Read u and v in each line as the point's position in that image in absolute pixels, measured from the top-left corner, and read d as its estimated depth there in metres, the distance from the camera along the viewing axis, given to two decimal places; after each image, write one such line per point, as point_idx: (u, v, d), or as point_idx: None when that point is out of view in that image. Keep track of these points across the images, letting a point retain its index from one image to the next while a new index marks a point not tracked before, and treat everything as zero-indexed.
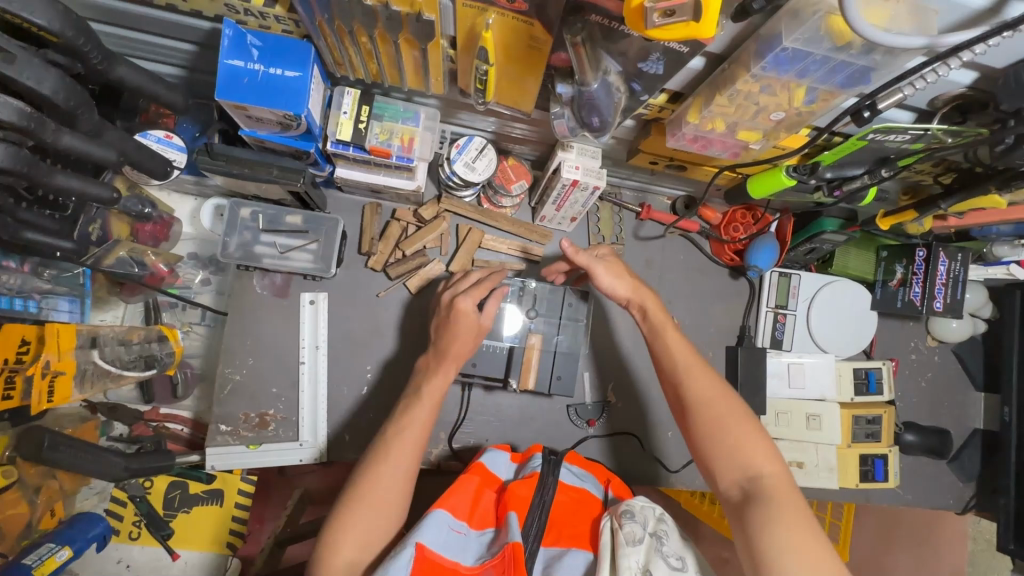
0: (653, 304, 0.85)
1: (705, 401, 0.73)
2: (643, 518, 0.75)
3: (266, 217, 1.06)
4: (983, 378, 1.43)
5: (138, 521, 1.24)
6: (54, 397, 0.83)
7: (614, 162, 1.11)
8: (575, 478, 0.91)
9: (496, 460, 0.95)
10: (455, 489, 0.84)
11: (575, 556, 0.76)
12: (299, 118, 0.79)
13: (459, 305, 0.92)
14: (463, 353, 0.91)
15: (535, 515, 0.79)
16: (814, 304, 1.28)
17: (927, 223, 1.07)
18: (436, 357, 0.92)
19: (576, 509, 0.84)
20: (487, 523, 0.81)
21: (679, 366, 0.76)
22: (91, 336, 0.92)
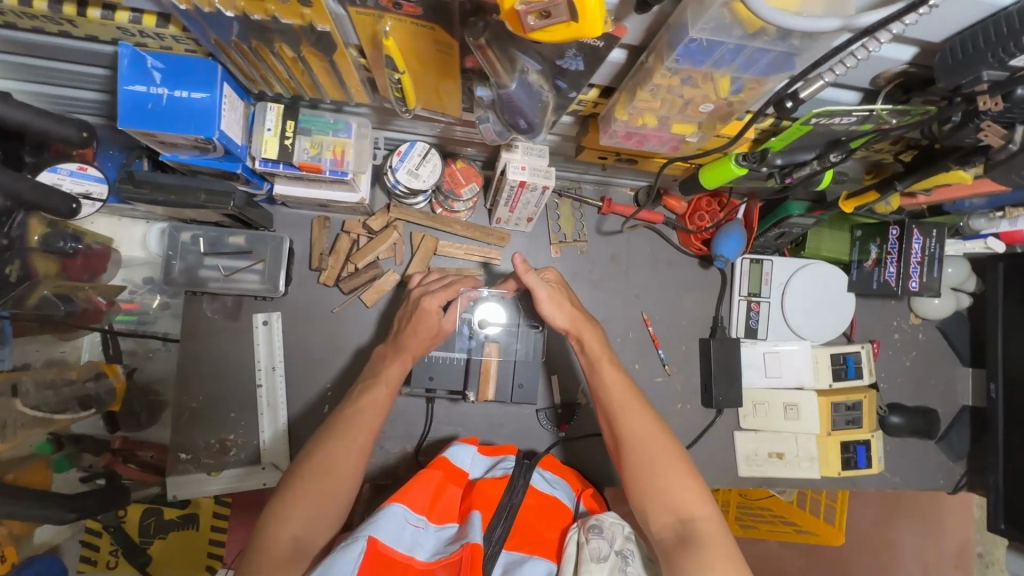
0: (592, 341, 0.90)
1: (640, 441, 0.79)
2: (612, 535, 0.73)
3: (208, 239, 1.03)
4: (970, 353, 1.39)
5: (114, 551, 1.23)
6: None
7: (565, 158, 1.07)
8: (546, 484, 0.88)
9: (460, 454, 0.93)
10: (415, 483, 0.80)
11: (537, 562, 0.72)
12: (213, 141, 0.75)
13: (424, 303, 0.92)
14: (421, 349, 0.93)
15: (500, 520, 0.76)
16: (788, 291, 1.24)
17: (898, 199, 1.01)
18: (394, 348, 0.94)
19: (545, 514, 0.81)
20: (448, 518, 0.78)
21: (615, 407, 0.83)
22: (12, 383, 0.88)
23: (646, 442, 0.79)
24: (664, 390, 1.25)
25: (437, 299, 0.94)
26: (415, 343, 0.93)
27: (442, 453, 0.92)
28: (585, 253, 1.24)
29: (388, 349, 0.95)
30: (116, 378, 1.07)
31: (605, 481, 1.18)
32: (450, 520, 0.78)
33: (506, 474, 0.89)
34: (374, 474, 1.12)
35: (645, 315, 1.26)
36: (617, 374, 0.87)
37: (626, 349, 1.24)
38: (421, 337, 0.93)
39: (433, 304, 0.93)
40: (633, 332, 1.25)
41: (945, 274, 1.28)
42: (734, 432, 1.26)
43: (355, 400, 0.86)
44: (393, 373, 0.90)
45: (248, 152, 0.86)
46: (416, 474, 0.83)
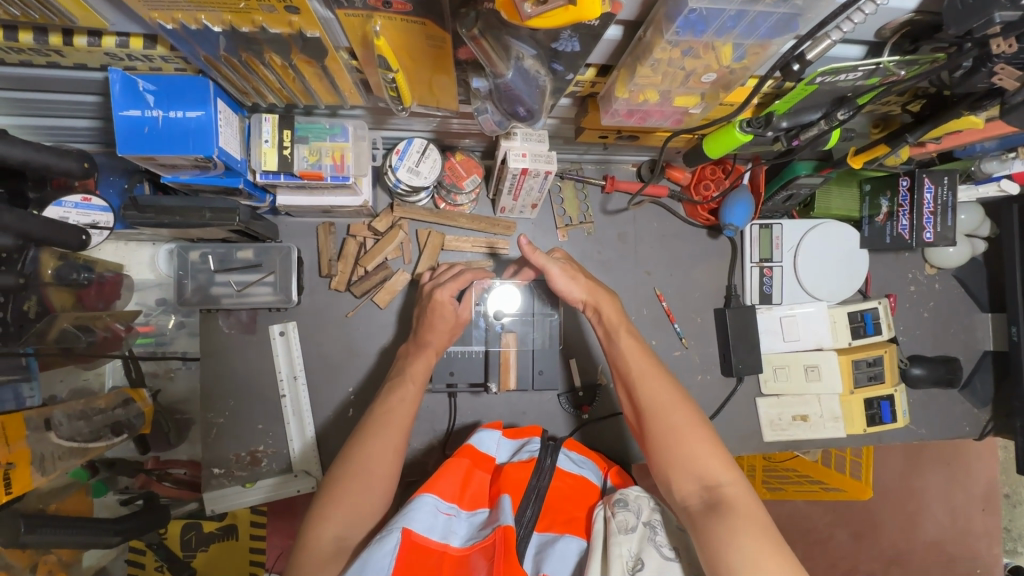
0: (609, 310, 0.90)
1: (661, 409, 0.77)
2: (638, 507, 0.74)
3: (216, 257, 1.03)
4: (988, 298, 1.38)
5: (160, 566, 1.27)
6: (12, 488, 0.75)
7: (565, 140, 1.05)
8: (572, 465, 0.90)
9: (485, 440, 0.93)
10: (444, 472, 0.80)
11: (568, 541, 0.73)
12: (212, 158, 0.75)
13: (436, 296, 0.95)
14: (442, 343, 0.95)
15: (529, 503, 0.77)
16: (800, 253, 1.22)
17: (906, 152, 0.99)
18: (415, 345, 0.95)
19: (573, 495, 0.83)
20: (479, 504, 0.79)
21: (634, 373, 0.82)
22: (43, 417, 0.85)
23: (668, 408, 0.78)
24: (683, 364, 1.25)
25: (449, 291, 0.96)
26: (436, 339, 0.94)
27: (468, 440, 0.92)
28: (593, 234, 1.23)
29: (410, 347, 0.96)
30: (143, 403, 1.08)
31: (632, 458, 1.19)
32: (481, 506, 0.78)
33: (533, 458, 0.90)
34: (404, 472, 1.13)
35: (659, 291, 1.25)
36: (635, 343, 0.86)
37: (640, 326, 1.24)
38: (445, 333, 0.95)
39: (445, 296, 0.96)
40: (647, 309, 1.25)
41: (958, 221, 1.26)
42: (755, 399, 1.26)
43: (383, 401, 0.85)
44: (418, 370, 0.90)
45: (248, 166, 0.86)
46: (444, 463, 0.84)
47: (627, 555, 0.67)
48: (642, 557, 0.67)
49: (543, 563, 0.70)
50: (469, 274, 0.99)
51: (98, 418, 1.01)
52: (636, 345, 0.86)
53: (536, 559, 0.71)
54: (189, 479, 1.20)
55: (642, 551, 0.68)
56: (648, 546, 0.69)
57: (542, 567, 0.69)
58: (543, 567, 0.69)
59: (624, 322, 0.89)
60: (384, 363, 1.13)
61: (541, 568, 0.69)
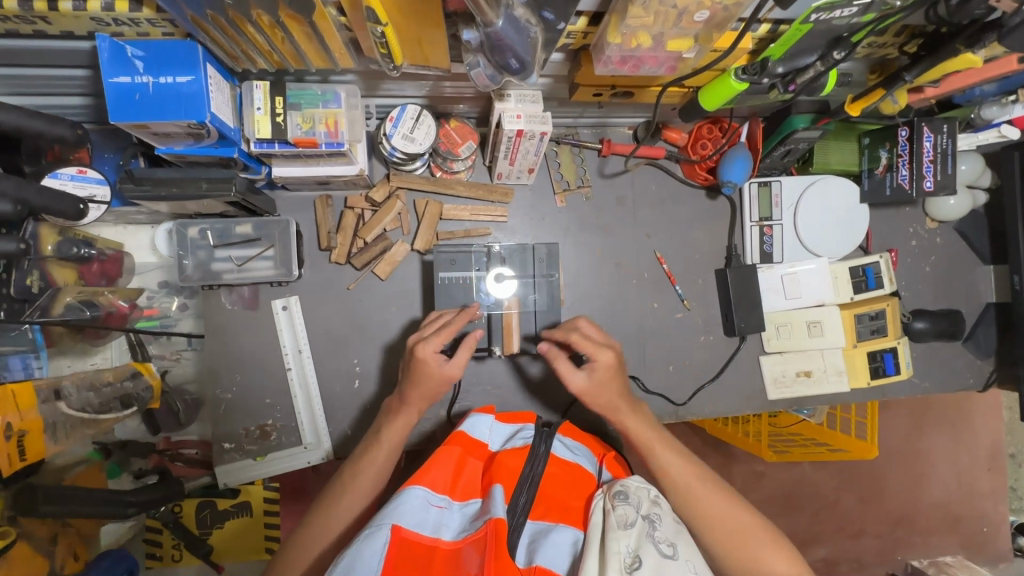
0: (608, 372, 0.94)
1: (689, 487, 0.88)
2: (638, 500, 0.75)
3: (215, 232, 1.03)
4: (990, 250, 1.37)
5: (177, 544, 1.29)
6: (27, 456, 0.73)
7: (559, 102, 1.05)
8: (568, 451, 0.91)
9: (478, 425, 0.93)
10: (434, 462, 0.82)
11: (563, 531, 0.75)
12: (205, 124, 0.74)
13: (421, 354, 0.90)
14: (432, 395, 0.93)
15: (523, 489, 0.80)
16: (799, 210, 1.23)
17: (905, 97, 0.96)
18: (401, 399, 0.93)
19: (569, 482, 0.84)
20: (470, 495, 0.81)
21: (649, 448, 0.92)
22: (53, 388, 0.84)
23: (657, 446, 0.91)
24: (685, 326, 1.26)
25: (432, 347, 0.92)
26: (421, 391, 0.92)
27: (459, 425, 0.93)
28: (591, 199, 1.22)
29: (394, 402, 0.95)
30: (152, 376, 0.99)
31: (638, 419, 1.22)
32: (473, 496, 0.81)
33: (527, 443, 0.91)
34: (412, 441, 1.15)
35: (659, 254, 1.25)
36: (606, 363, 0.94)
37: (642, 290, 1.24)
38: (427, 387, 0.92)
39: (429, 352, 0.92)
40: (648, 272, 1.25)
41: (958, 171, 1.25)
42: (760, 357, 1.26)
43: (358, 457, 0.90)
44: (398, 428, 0.91)
45: (242, 135, 0.86)
46: (435, 452, 0.85)
47: (624, 551, 0.69)
48: (640, 554, 0.69)
49: (536, 554, 0.72)
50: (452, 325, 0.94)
51: (107, 390, 0.95)
52: (607, 362, 0.94)
53: (529, 549, 0.73)
54: (200, 460, 1.25)
55: (640, 547, 0.70)
56: (646, 542, 0.70)
57: (535, 557, 0.71)
58: (536, 557, 0.71)
59: (595, 347, 0.95)
60: (387, 334, 1.13)
61: (534, 558, 0.71)
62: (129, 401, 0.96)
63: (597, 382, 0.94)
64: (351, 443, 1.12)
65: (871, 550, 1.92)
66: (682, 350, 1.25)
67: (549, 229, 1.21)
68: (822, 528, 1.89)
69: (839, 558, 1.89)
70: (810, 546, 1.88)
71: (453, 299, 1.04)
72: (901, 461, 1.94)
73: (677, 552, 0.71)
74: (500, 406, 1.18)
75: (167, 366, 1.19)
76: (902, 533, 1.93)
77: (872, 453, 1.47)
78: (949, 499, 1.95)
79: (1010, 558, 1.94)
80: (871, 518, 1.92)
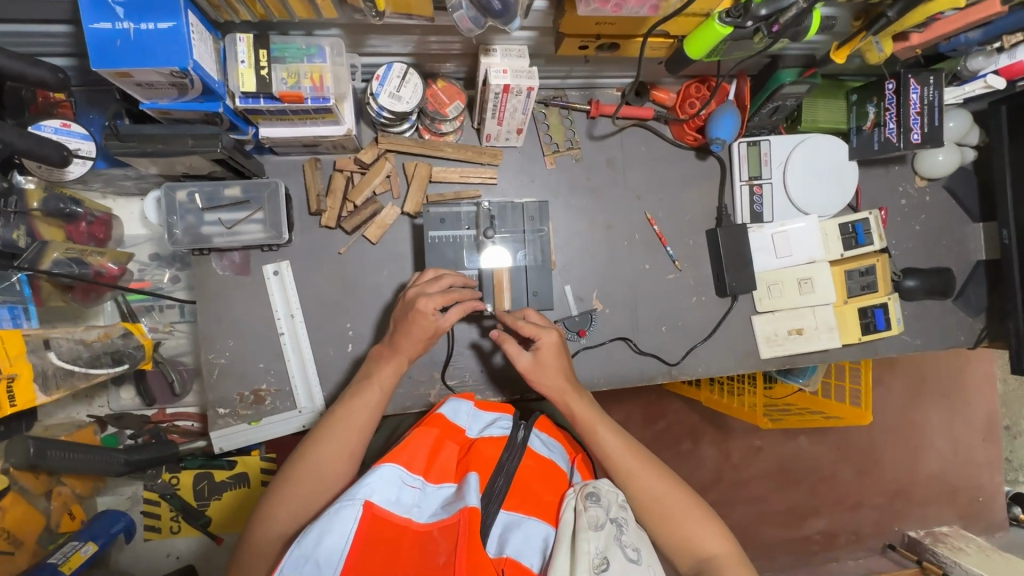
0: (547, 350, 0.95)
1: (621, 464, 0.89)
2: (608, 503, 0.77)
3: (203, 195, 1.02)
4: (979, 208, 1.38)
5: (175, 516, 1.30)
6: (17, 401, 0.73)
7: (546, 59, 1.05)
8: (544, 447, 0.90)
9: (458, 411, 0.93)
10: (411, 440, 0.82)
11: (534, 525, 0.76)
12: (189, 72, 0.74)
13: (421, 309, 0.89)
14: (415, 350, 0.94)
15: (499, 477, 0.80)
16: (789, 168, 1.23)
17: (888, 46, 0.98)
18: (390, 349, 0.95)
19: (544, 474, 0.84)
20: (445, 477, 0.80)
21: (585, 427, 0.93)
22: (42, 338, 0.82)
23: (596, 428, 0.92)
24: (677, 288, 1.26)
25: (434, 304, 0.91)
26: (409, 345, 0.93)
27: (439, 408, 0.92)
28: (581, 160, 1.22)
29: (383, 350, 0.96)
30: (142, 336, 1.04)
31: (630, 379, 1.23)
32: (448, 480, 0.80)
33: (506, 434, 0.90)
34: (407, 404, 1.15)
35: (650, 215, 1.25)
36: (549, 342, 0.95)
37: (633, 251, 1.24)
38: (415, 342, 0.93)
39: (428, 307, 0.91)
40: (639, 234, 1.25)
41: (947, 128, 1.25)
42: (752, 317, 1.27)
43: (347, 401, 0.90)
44: (387, 377, 0.93)
45: (227, 90, 0.85)
46: (413, 431, 0.85)
47: (593, 552, 0.70)
48: (608, 556, 0.70)
49: (506, 543, 0.73)
50: (463, 297, 0.94)
51: (97, 345, 0.95)
52: (549, 344, 0.95)
53: (500, 539, 0.74)
54: (196, 431, 1.23)
55: (608, 549, 0.72)
56: (613, 545, 0.72)
57: (505, 548, 0.73)
58: (506, 548, 0.72)
59: (537, 329, 0.95)
60: (381, 299, 1.13)
61: (504, 548, 0.73)
62: (120, 357, 0.98)
63: (540, 364, 0.95)
64: None
65: (869, 520, 1.93)
66: (674, 311, 1.26)
67: (539, 192, 1.21)
68: (819, 499, 1.90)
69: (837, 529, 1.90)
70: (808, 516, 1.89)
71: (444, 257, 1.05)
72: (898, 432, 1.95)
73: (641, 557, 0.73)
74: (494, 370, 1.19)
75: (161, 338, 1.20)
76: (899, 504, 1.94)
77: (866, 421, 1.42)
78: (944, 470, 1.97)
79: (1005, 527, 1.99)
80: (868, 489, 1.93)
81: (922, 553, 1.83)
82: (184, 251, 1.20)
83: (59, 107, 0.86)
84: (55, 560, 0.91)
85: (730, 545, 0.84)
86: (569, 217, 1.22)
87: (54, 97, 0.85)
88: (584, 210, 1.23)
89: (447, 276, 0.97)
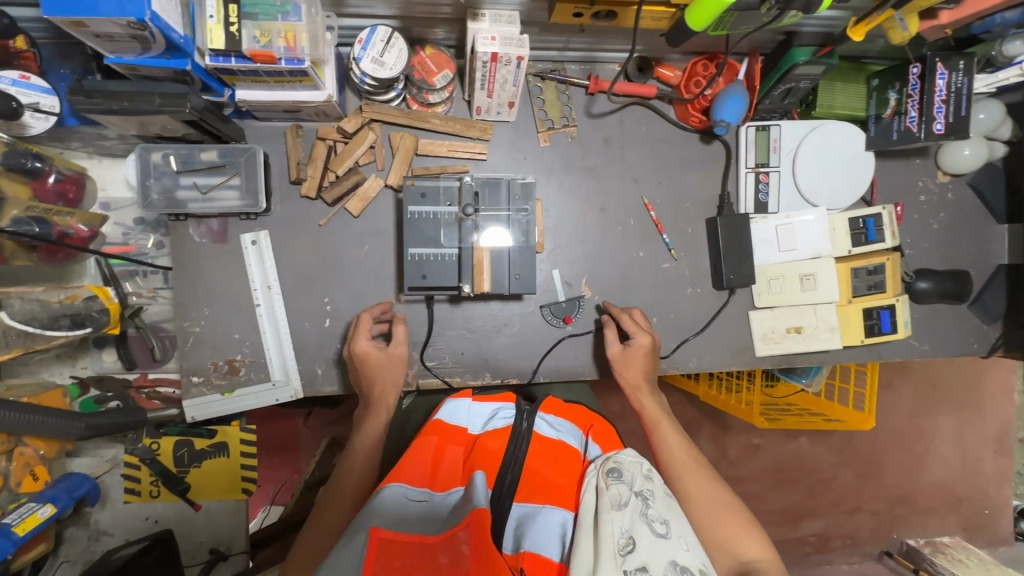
0: (640, 345, 1.06)
1: (675, 456, 0.92)
2: (631, 477, 0.75)
3: (179, 157, 1.00)
4: (1006, 208, 1.29)
5: (155, 481, 1.30)
6: None
7: (541, 27, 0.99)
8: (551, 428, 0.88)
9: (456, 412, 0.91)
10: (410, 457, 0.81)
11: (550, 513, 0.73)
12: (147, 24, 0.71)
13: (360, 349, 0.99)
14: (385, 395, 0.99)
15: (507, 471, 0.79)
16: (799, 155, 1.15)
17: (915, 24, 0.88)
18: (366, 404, 0.99)
19: (557, 461, 0.82)
20: (452, 483, 0.79)
21: (652, 418, 0.99)
22: None
23: (661, 423, 0.98)
24: (672, 278, 1.20)
25: (365, 341, 1.00)
26: (382, 383, 1.00)
27: (437, 413, 0.91)
28: (577, 139, 1.16)
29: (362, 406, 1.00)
30: (108, 300, 1.00)
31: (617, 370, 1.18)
32: (455, 485, 0.79)
33: (509, 424, 0.88)
34: None
35: (646, 199, 1.19)
36: (642, 344, 1.06)
37: (626, 237, 1.19)
38: (390, 377, 1.00)
39: (366, 346, 1.00)
40: (635, 219, 1.19)
41: (975, 120, 1.16)
42: (749, 312, 1.21)
43: (352, 444, 0.95)
44: (381, 423, 0.97)
45: (196, 47, 0.82)
46: (413, 443, 0.84)
47: (618, 533, 0.68)
48: (634, 535, 0.68)
49: (524, 537, 0.71)
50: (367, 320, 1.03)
51: (58, 307, 0.93)
52: (643, 344, 1.06)
53: (516, 533, 0.72)
54: (176, 398, 1.23)
55: (634, 527, 0.69)
56: (638, 521, 0.69)
57: (522, 542, 0.71)
58: (523, 542, 0.70)
59: (636, 327, 1.07)
60: (362, 276, 1.10)
61: (522, 543, 0.70)
62: (81, 321, 0.95)
63: (628, 356, 1.06)
64: (322, 382, 1.11)
65: (866, 526, 1.88)
66: (668, 301, 1.20)
67: (532, 169, 1.15)
68: (816, 502, 1.85)
69: (831, 533, 1.86)
70: (802, 519, 1.84)
71: (422, 234, 1.01)
72: (903, 439, 1.88)
73: (670, 531, 0.69)
74: (475, 353, 1.15)
75: (144, 304, 1.19)
76: (898, 511, 1.88)
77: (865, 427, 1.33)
78: (950, 479, 1.90)
79: (1010, 542, 1.93)
80: (868, 494, 1.87)
81: (919, 563, 1.77)
82: (167, 217, 1.17)
83: (20, 58, 0.82)
84: (10, 520, 0.93)
85: (770, 554, 0.80)
86: (562, 197, 1.17)
87: (14, 47, 0.81)
88: (577, 192, 1.17)
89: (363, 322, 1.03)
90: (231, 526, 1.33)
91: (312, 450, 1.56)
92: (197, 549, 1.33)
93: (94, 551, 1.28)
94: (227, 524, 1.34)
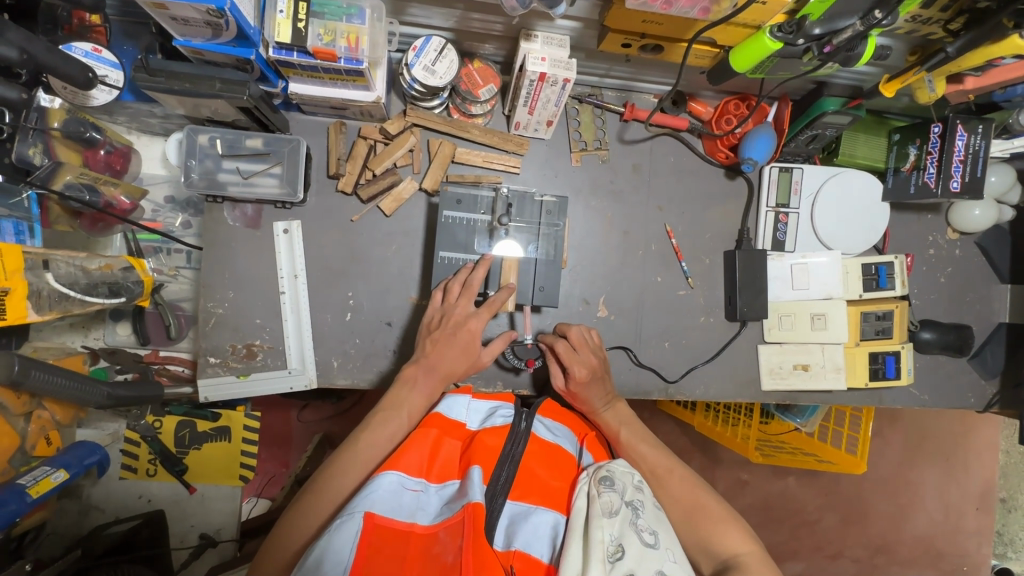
0: (578, 371, 1.00)
1: (644, 467, 0.90)
2: (623, 487, 0.76)
3: (225, 142, 1.03)
4: (1010, 270, 1.33)
5: (153, 459, 1.30)
6: (8, 316, 0.76)
7: (587, 53, 1.04)
8: (549, 432, 0.90)
9: (455, 406, 0.91)
10: (410, 445, 0.81)
11: (543, 514, 0.74)
12: (224, 13, 0.75)
13: (473, 327, 0.97)
14: (451, 371, 0.96)
15: (503, 467, 0.79)
16: (818, 201, 1.19)
17: (941, 87, 0.93)
18: (426, 370, 0.95)
19: (554, 463, 0.84)
20: (447, 477, 0.80)
21: (616, 435, 0.97)
22: (43, 258, 0.83)
23: (620, 434, 0.96)
24: (686, 305, 1.23)
25: (481, 321, 0.98)
26: (446, 362, 0.96)
27: (435, 408, 0.91)
28: (607, 162, 1.20)
29: (417, 373, 0.95)
30: (143, 273, 1.05)
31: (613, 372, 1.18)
32: (450, 478, 0.80)
33: (507, 423, 0.90)
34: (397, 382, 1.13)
35: (669, 227, 1.22)
36: (578, 376, 1.00)
37: (647, 263, 1.22)
38: (461, 358, 0.97)
39: (478, 327, 0.98)
40: (655, 245, 1.22)
41: (989, 183, 1.21)
42: (758, 346, 1.24)
43: (369, 423, 0.89)
44: (415, 406, 0.92)
45: (262, 39, 0.85)
46: (412, 434, 0.84)
47: (608, 539, 0.68)
48: (623, 543, 0.68)
49: (515, 536, 0.71)
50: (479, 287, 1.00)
51: (96, 274, 0.96)
52: (578, 376, 1.00)
53: (508, 531, 0.73)
54: (187, 377, 1.24)
55: (623, 535, 0.70)
56: (629, 530, 0.70)
57: (513, 540, 0.71)
58: (514, 540, 0.71)
59: (570, 359, 1.00)
60: (388, 274, 1.12)
61: (512, 541, 0.71)
62: (118, 289, 1.00)
63: (575, 389, 1.02)
64: (335, 375, 1.12)
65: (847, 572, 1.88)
66: (681, 328, 1.23)
67: (561, 187, 1.19)
68: (800, 544, 1.85)
69: None
70: (785, 561, 1.84)
71: (454, 238, 1.04)
72: (890, 488, 1.90)
73: (658, 542, 0.71)
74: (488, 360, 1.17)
75: (164, 282, 1.20)
76: (880, 560, 1.89)
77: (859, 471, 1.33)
78: (932, 533, 1.92)
79: None
80: (851, 540, 1.88)
81: None
82: (199, 199, 1.19)
83: (93, 32, 0.88)
84: (25, 481, 0.95)
85: (753, 545, 0.79)
86: (587, 218, 1.20)
87: (89, 20, 0.87)
88: (602, 213, 1.21)
89: (474, 277, 0.99)
90: (224, 513, 1.33)
91: (303, 446, 1.54)
92: (187, 534, 1.32)
93: (83, 525, 1.27)
94: (219, 509, 1.33)
